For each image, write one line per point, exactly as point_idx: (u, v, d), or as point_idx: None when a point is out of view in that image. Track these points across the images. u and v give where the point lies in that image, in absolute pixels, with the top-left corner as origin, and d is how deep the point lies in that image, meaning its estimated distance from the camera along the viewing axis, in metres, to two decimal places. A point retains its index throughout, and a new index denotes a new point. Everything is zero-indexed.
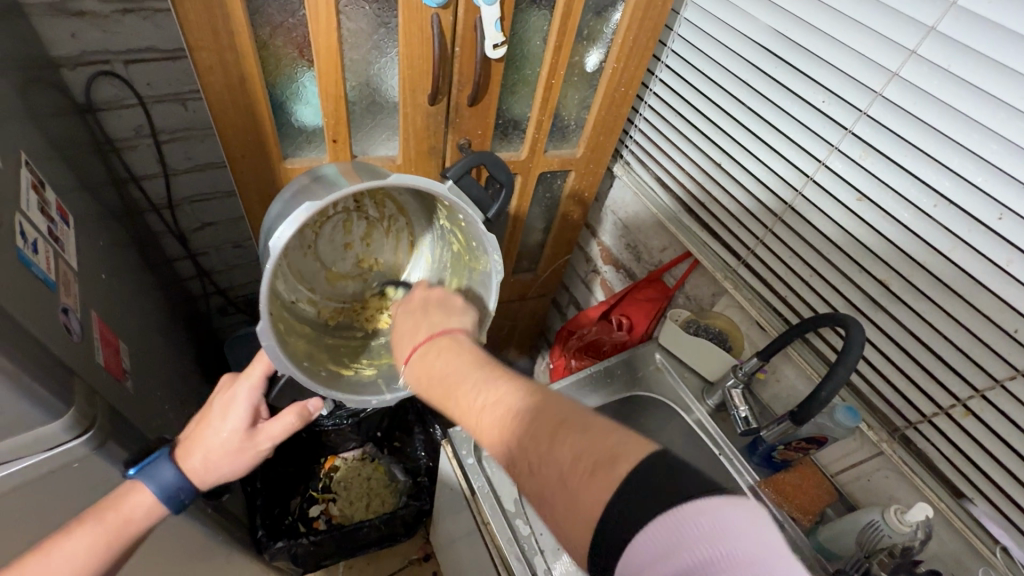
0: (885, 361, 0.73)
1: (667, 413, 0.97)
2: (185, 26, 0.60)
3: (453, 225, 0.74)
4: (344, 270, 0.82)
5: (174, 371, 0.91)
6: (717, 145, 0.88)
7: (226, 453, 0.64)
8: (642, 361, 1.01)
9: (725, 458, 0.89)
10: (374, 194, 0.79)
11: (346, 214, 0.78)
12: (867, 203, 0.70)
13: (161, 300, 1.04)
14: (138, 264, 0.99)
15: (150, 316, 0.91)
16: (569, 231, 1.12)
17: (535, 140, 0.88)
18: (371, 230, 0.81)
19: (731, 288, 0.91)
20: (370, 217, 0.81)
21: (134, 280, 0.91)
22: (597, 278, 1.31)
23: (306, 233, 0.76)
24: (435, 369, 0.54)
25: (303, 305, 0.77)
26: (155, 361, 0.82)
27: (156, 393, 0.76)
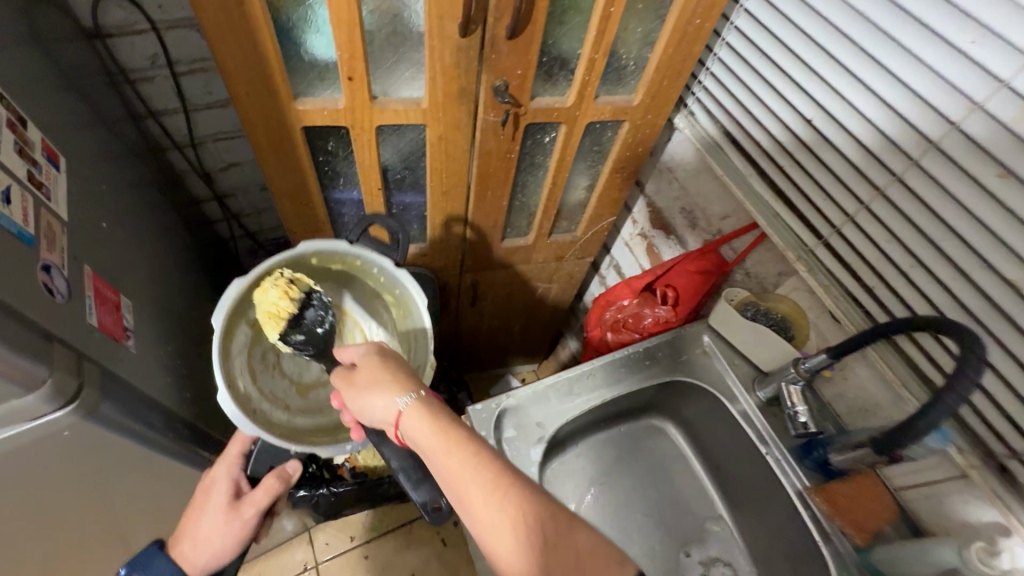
0: (993, 377, 0.60)
1: (709, 401, 0.88)
2: None
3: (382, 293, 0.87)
4: (313, 380, 0.85)
5: (190, 324, 0.88)
6: (809, 96, 0.71)
7: (213, 532, 0.68)
8: (688, 343, 0.91)
9: (772, 460, 0.80)
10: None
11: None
12: (1014, 180, 0.52)
13: (182, 244, 1.01)
14: (158, 205, 0.96)
15: (165, 265, 0.87)
16: (616, 191, 0.99)
17: (585, 83, 0.74)
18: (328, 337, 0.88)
19: (803, 271, 0.76)
20: None
21: (150, 225, 0.87)
22: (643, 243, 1.19)
23: (266, 355, 0.81)
24: (444, 417, 0.56)
25: (276, 413, 0.78)
26: (166, 314, 0.78)
27: (165, 350, 0.72)
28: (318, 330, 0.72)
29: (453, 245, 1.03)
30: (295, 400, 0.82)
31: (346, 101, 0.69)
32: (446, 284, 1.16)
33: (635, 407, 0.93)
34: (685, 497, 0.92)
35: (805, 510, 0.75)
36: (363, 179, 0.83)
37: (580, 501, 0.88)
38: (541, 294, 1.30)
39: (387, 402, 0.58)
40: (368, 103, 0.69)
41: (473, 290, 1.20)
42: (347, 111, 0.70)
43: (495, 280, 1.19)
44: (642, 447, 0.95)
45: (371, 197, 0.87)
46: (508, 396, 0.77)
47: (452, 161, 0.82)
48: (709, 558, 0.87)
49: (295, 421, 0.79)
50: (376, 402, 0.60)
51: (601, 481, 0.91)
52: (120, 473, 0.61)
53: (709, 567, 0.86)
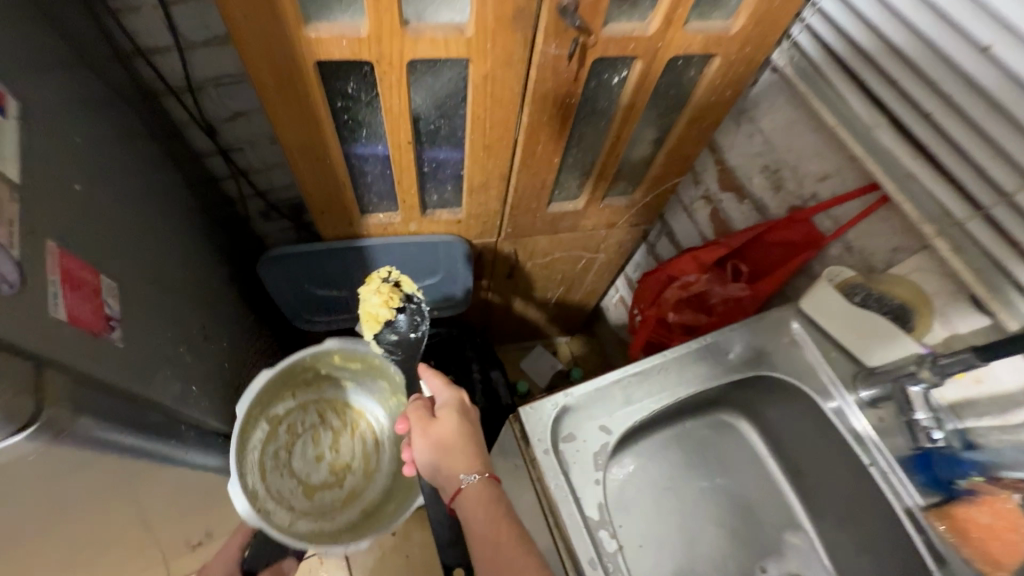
0: None
1: (796, 399, 0.75)
2: None
3: (392, 398, 0.98)
4: (319, 481, 0.94)
5: (187, 300, 0.76)
6: (984, 14, 0.53)
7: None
8: (773, 330, 0.77)
9: (876, 472, 0.67)
10: (332, 404, 0.99)
11: (315, 429, 0.97)
12: None
13: (183, 207, 0.88)
14: (154, 161, 0.83)
15: (159, 231, 0.74)
16: (688, 146, 0.83)
17: (676, 3, 0.57)
18: (341, 437, 0.98)
19: (944, 249, 0.60)
20: (334, 426, 0.98)
21: (142, 185, 0.74)
22: (707, 208, 1.03)
23: (279, 451, 0.92)
24: (497, 510, 0.58)
25: (277, 516, 0.86)
26: (155, 293, 0.66)
27: (152, 338, 0.60)
28: (409, 335, 0.85)
29: (491, 209, 0.89)
30: (299, 502, 0.91)
31: (372, 27, 0.54)
32: (481, 253, 1.02)
33: (703, 401, 0.81)
34: (757, 503, 0.80)
35: (918, 533, 0.64)
36: (391, 130, 0.69)
37: (644, 509, 0.76)
38: (584, 264, 1.16)
39: (451, 474, 0.63)
40: (399, 30, 0.54)
41: (512, 259, 1.07)
42: (373, 41, 0.55)
43: (536, 249, 1.05)
44: (709, 447, 0.83)
45: (400, 153, 0.73)
46: (567, 394, 0.65)
47: (499, 107, 0.68)
48: (788, 574, 0.76)
49: (297, 523, 0.88)
50: (442, 466, 0.65)
51: (665, 486, 0.79)
52: (108, 485, 0.51)
53: None
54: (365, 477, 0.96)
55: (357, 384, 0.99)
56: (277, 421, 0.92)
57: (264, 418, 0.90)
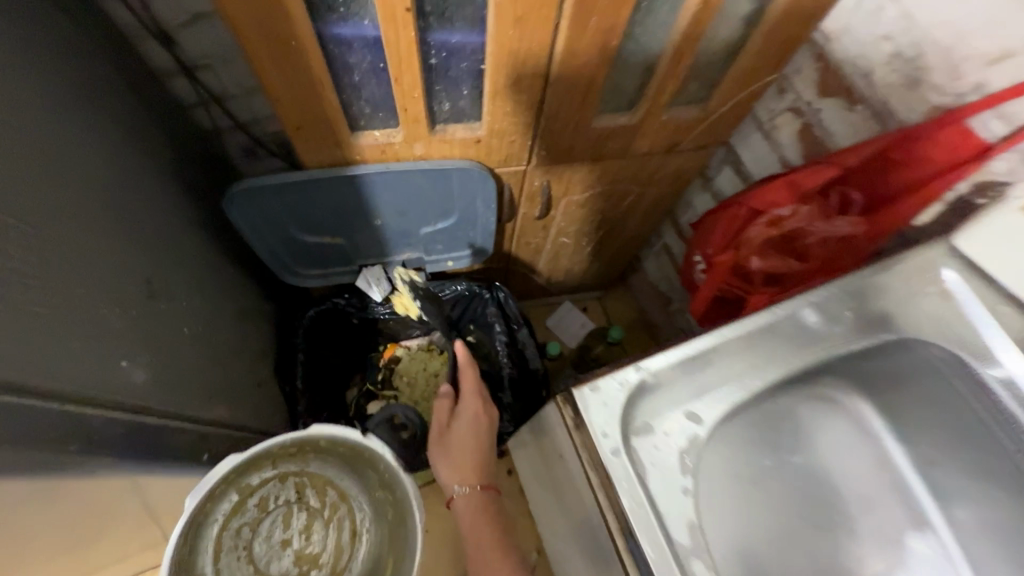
0: None
1: (945, 367, 0.55)
2: None
3: (383, 490, 0.63)
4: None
5: (117, 245, 0.57)
6: None
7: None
8: (913, 278, 0.58)
9: None
10: (311, 481, 0.64)
11: (285, 507, 0.63)
12: None
13: (135, 131, 0.68)
14: (99, 71, 0.63)
15: (79, 157, 0.55)
16: (795, 23, 0.63)
17: None
18: (313, 526, 0.63)
19: None
20: (310, 510, 0.63)
21: (62, 90, 0.55)
22: (797, 125, 0.80)
23: (243, 529, 0.61)
24: (481, 524, 0.69)
25: None
26: (45, 238, 0.47)
27: (1, 293, 0.41)
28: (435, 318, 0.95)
29: (524, 124, 0.68)
30: None
31: None
32: (506, 187, 0.82)
33: (805, 372, 0.61)
34: (847, 485, 0.64)
35: None
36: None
37: (730, 507, 0.60)
38: (631, 201, 0.96)
39: (447, 482, 0.74)
40: None
41: (544, 196, 0.86)
42: None
43: (574, 182, 0.84)
44: (782, 421, 0.65)
45: (399, 34, 0.52)
46: (638, 373, 0.49)
47: None
48: None
49: None
50: (442, 471, 0.75)
51: (737, 474, 0.61)
52: None
53: None
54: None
55: (349, 466, 0.64)
56: (250, 492, 0.62)
57: (231, 484, 0.62)
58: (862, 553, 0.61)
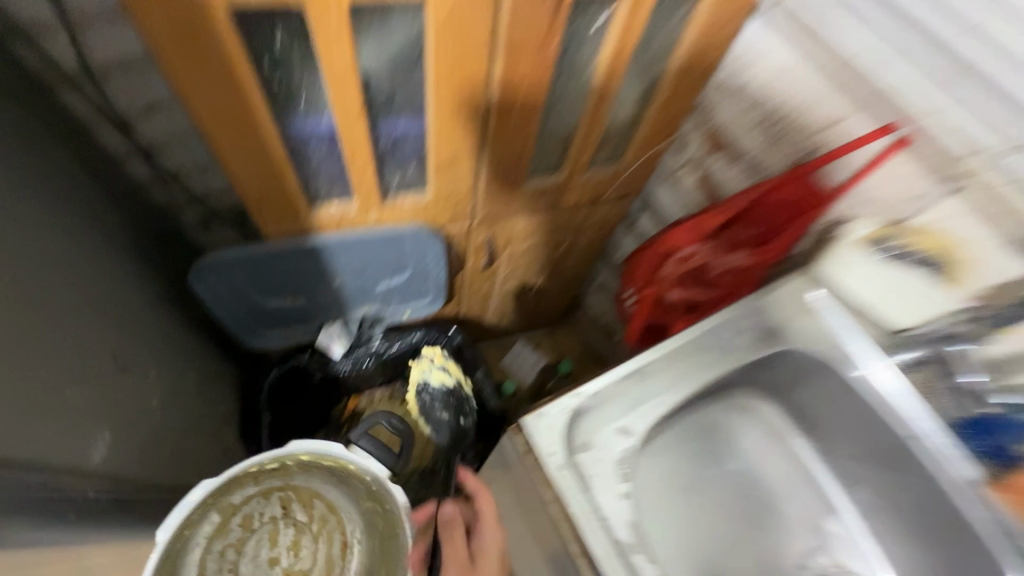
0: None
1: (826, 373, 0.67)
2: None
3: (371, 500, 0.61)
4: None
5: (88, 324, 0.61)
6: None
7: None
8: (786, 302, 0.70)
9: (918, 445, 0.61)
10: (297, 495, 0.62)
11: (273, 523, 0.61)
12: None
13: (102, 215, 0.73)
14: (70, 167, 0.68)
15: (57, 249, 0.59)
16: (676, 101, 0.78)
17: None
18: (301, 542, 0.60)
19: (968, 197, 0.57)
20: (297, 526, 0.61)
21: (41, 191, 0.59)
22: (696, 176, 0.94)
23: (228, 553, 0.59)
24: None
25: None
26: (37, 323, 0.51)
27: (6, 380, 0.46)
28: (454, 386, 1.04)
29: (465, 191, 0.79)
30: None
31: None
32: (453, 241, 0.90)
33: (718, 385, 0.71)
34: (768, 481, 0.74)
35: (983, 509, 0.58)
36: (336, 96, 0.57)
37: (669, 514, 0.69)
38: (565, 249, 1.07)
39: None
40: None
41: (487, 248, 0.96)
42: None
43: (514, 234, 0.94)
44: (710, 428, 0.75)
45: (350, 122, 0.61)
46: (573, 398, 0.59)
47: (462, 58, 0.57)
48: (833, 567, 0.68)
49: None
50: None
51: (674, 482, 0.71)
52: None
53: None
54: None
55: (336, 478, 0.62)
56: (232, 511, 0.60)
57: (212, 504, 0.60)
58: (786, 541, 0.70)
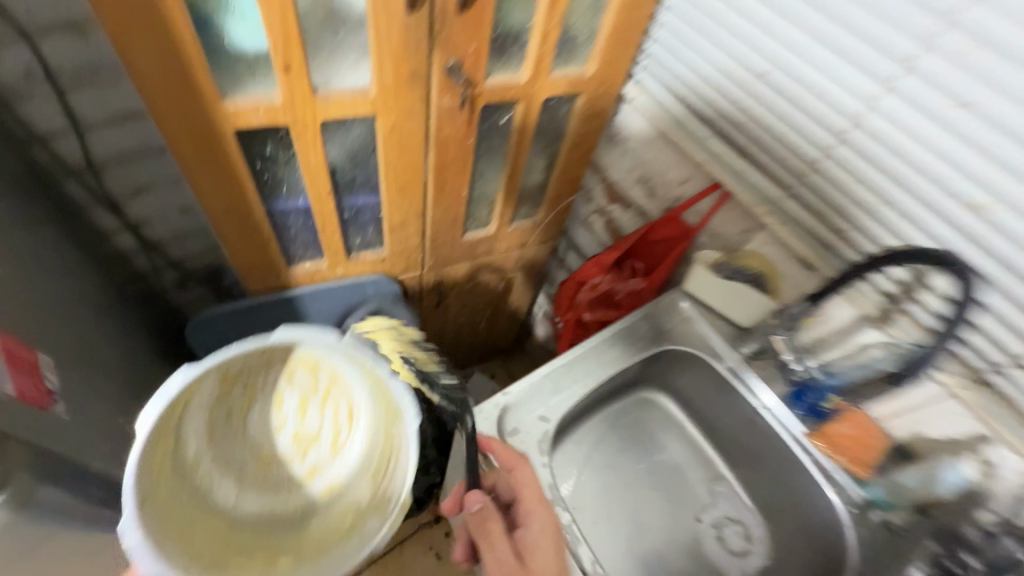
0: (983, 286, 0.64)
1: (700, 368, 0.86)
2: None
3: (375, 379, 0.68)
4: (278, 453, 0.71)
5: (113, 378, 0.74)
6: (759, 49, 0.74)
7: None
8: (666, 312, 0.88)
9: (764, 412, 0.80)
10: (301, 362, 0.70)
11: (275, 386, 0.71)
12: (970, 110, 0.57)
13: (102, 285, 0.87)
14: (77, 255, 0.83)
15: (83, 317, 0.73)
16: (574, 165, 1.01)
17: (541, 56, 0.75)
18: (309, 405, 0.71)
19: (774, 223, 0.82)
20: (302, 389, 0.71)
21: (64, 273, 0.74)
22: (602, 220, 1.15)
23: (231, 414, 0.70)
24: None
25: (221, 490, 0.67)
26: (87, 373, 0.66)
27: (89, 412, 0.61)
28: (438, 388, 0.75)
29: (411, 243, 0.97)
30: (252, 475, 0.69)
31: (284, 97, 0.63)
32: (409, 289, 1.09)
33: (624, 384, 0.90)
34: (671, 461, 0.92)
35: (807, 455, 0.76)
36: (311, 183, 0.76)
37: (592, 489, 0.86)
38: (504, 285, 1.27)
39: None
40: (310, 96, 0.64)
41: (437, 289, 1.13)
42: (286, 109, 0.64)
43: (457, 276, 1.13)
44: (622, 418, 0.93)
45: (321, 201, 0.80)
46: (502, 394, 0.76)
47: (405, 152, 0.78)
48: (725, 517, 0.87)
49: (244, 502, 0.67)
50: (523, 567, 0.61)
51: (596, 464, 0.88)
52: (65, 557, 0.51)
53: (723, 527, 0.86)
54: (334, 456, 0.70)
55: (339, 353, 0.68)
56: (232, 379, 0.68)
57: (210, 369, 0.66)
58: (689, 505, 0.88)
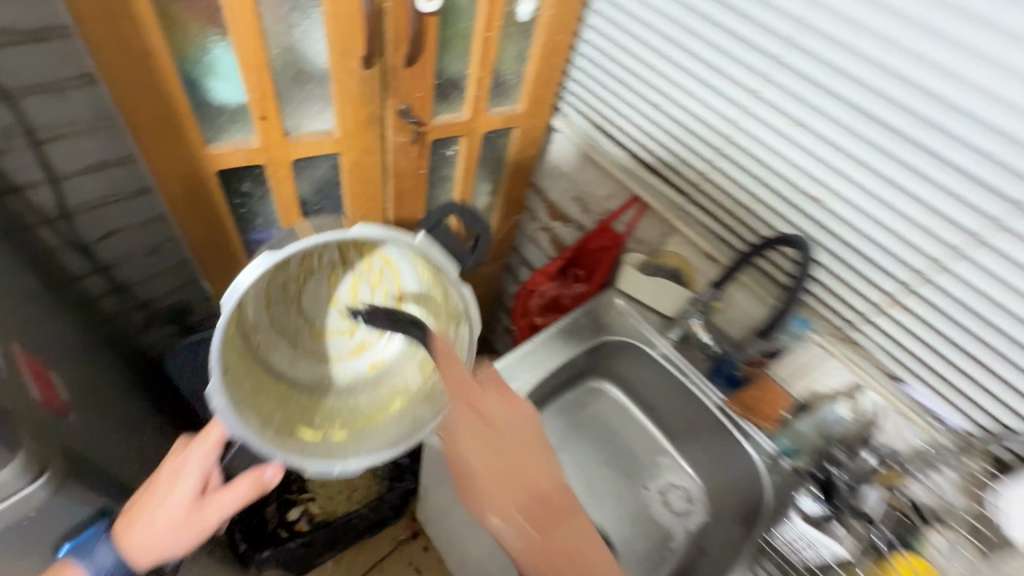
0: (837, 261, 0.77)
1: (635, 355, 0.98)
2: (77, 11, 0.55)
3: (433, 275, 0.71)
4: (329, 324, 0.80)
5: (116, 398, 0.81)
6: (655, 85, 0.91)
7: (168, 529, 0.60)
8: (604, 309, 1.00)
9: (692, 386, 0.91)
10: (355, 246, 0.74)
11: (332, 269, 0.76)
12: (801, 127, 0.74)
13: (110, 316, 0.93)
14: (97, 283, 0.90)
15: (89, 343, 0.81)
16: (516, 188, 1.16)
17: (477, 98, 0.89)
18: (358, 284, 0.78)
19: (681, 225, 0.97)
20: (355, 268, 0.78)
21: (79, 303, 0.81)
22: (547, 236, 1.28)
23: (289, 284, 0.76)
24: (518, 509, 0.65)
25: (277, 355, 0.76)
26: (90, 392, 0.73)
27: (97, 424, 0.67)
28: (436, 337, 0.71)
29: None
30: (305, 341, 0.79)
31: (260, 140, 0.74)
32: None
33: (574, 375, 1.02)
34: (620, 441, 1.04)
35: (728, 419, 0.86)
36: (284, 215, 0.86)
37: None
38: None
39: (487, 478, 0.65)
40: (282, 138, 0.75)
41: None
42: (262, 150, 0.75)
43: None
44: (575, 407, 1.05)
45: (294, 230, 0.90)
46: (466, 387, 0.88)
47: (368, 184, 0.90)
48: (668, 485, 0.99)
49: (300, 364, 0.77)
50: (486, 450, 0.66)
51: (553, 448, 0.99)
52: None
53: (667, 493, 0.98)
54: (379, 335, 0.80)
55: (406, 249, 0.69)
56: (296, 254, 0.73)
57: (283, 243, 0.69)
58: (638, 478, 1.00)
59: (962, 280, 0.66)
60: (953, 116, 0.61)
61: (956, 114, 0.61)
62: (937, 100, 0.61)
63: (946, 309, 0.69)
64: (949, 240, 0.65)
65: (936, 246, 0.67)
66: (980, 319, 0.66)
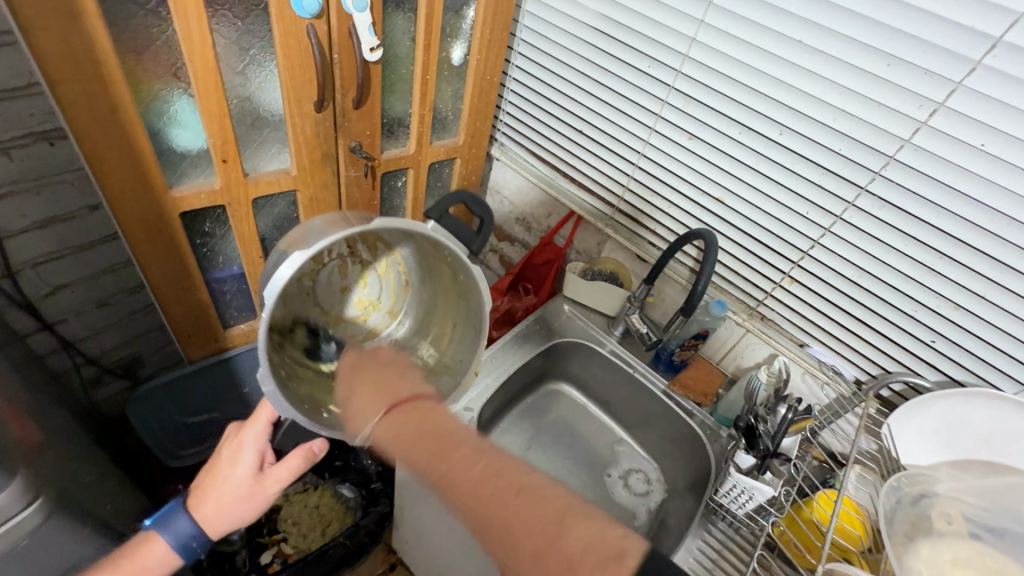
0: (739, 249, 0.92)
1: (584, 354, 1.08)
2: (49, 73, 0.60)
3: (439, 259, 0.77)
4: (343, 314, 0.83)
5: (79, 446, 0.81)
6: (576, 113, 1.04)
7: (233, 500, 0.66)
8: (554, 315, 1.10)
9: (638, 374, 1.02)
10: (363, 239, 0.80)
11: (341, 261, 0.81)
12: (696, 140, 0.88)
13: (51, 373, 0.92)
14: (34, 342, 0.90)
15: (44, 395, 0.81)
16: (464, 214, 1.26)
17: (420, 133, 0.98)
18: (367, 274, 0.83)
19: (611, 231, 1.10)
20: (363, 259, 0.83)
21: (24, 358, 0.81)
22: (496, 256, 1.39)
23: (303, 280, 0.79)
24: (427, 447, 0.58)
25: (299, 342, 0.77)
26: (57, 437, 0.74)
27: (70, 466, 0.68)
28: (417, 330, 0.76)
29: None
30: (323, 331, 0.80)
31: (221, 182, 0.79)
32: None
33: (533, 379, 1.10)
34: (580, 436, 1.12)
35: (673, 403, 0.98)
36: (244, 251, 0.91)
37: None
38: None
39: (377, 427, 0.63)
40: (242, 179, 0.81)
41: None
42: (224, 191, 0.80)
43: None
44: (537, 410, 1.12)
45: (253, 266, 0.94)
46: None
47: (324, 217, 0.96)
48: (627, 470, 1.07)
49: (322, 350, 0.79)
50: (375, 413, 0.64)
51: (520, 449, 1.05)
52: None
53: (627, 477, 1.06)
54: (391, 317, 0.84)
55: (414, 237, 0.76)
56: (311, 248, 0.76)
57: None
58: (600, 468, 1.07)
59: (836, 253, 0.81)
60: (809, 123, 0.75)
61: (809, 121, 0.75)
62: (795, 113, 0.76)
63: (828, 279, 0.83)
64: (821, 222, 0.80)
65: (812, 228, 0.81)
66: (853, 283, 0.81)
